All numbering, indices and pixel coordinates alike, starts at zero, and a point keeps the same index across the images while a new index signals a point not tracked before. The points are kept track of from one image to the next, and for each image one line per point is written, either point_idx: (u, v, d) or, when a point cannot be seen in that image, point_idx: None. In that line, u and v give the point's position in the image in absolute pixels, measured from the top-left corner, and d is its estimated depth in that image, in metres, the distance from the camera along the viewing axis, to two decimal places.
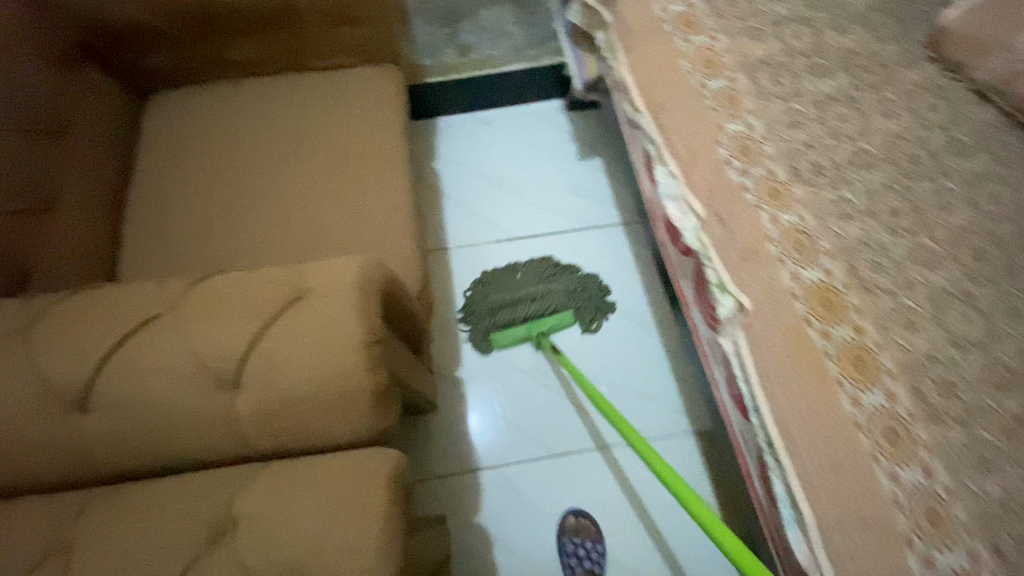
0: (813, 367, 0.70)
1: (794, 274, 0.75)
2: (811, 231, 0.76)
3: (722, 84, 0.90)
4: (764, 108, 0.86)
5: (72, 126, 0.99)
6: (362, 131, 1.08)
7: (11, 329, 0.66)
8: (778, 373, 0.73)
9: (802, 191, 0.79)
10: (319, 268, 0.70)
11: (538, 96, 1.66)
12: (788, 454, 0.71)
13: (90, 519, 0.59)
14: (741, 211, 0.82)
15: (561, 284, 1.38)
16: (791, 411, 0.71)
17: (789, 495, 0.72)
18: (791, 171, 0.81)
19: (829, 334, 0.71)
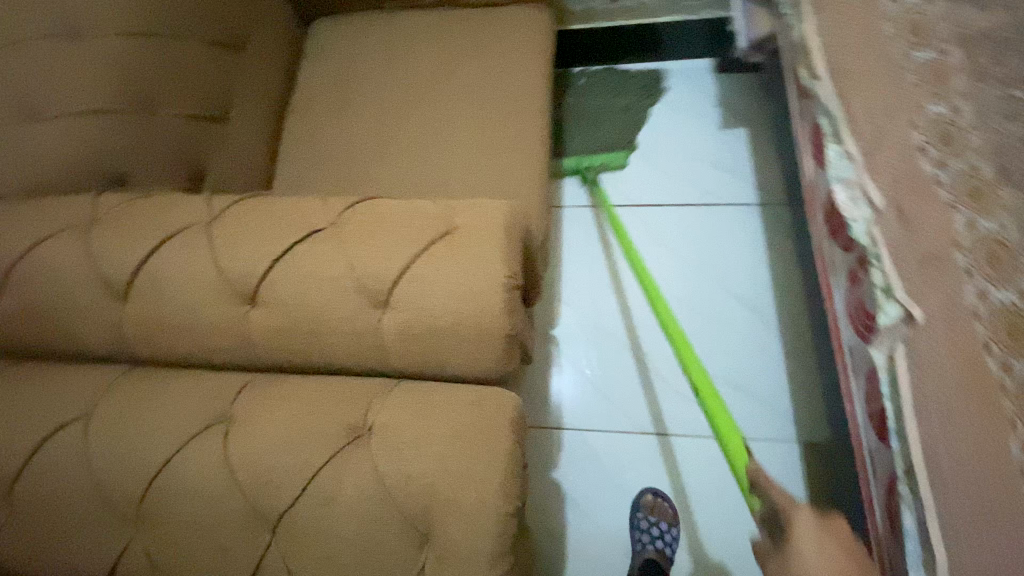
0: (985, 402, 0.56)
1: (981, 293, 0.60)
2: (1015, 245, 0.60)
3: (931, 56, 0.74)
4: (978, 91, 0.69)
5: (247, 44, 1.06)
6: (510, 71, 1.05)
7: (197, 220, 0.73)
8: (936, 392, 0.61)
9: (1013, 196, 0.63)
10: (467, 207, 0.70)
11: (685, 54, 1.53)
12: (926, 481, 0.61)
13: (247, 400, 0.65)
14: (931, 211, 0.67)
15: (616, 117, 1.49)
16: (944, 438, 0.59)
17: (920, 533, 0.65)
18: (1002, 170, 0.64)
19: (1012, 368, 0.56)
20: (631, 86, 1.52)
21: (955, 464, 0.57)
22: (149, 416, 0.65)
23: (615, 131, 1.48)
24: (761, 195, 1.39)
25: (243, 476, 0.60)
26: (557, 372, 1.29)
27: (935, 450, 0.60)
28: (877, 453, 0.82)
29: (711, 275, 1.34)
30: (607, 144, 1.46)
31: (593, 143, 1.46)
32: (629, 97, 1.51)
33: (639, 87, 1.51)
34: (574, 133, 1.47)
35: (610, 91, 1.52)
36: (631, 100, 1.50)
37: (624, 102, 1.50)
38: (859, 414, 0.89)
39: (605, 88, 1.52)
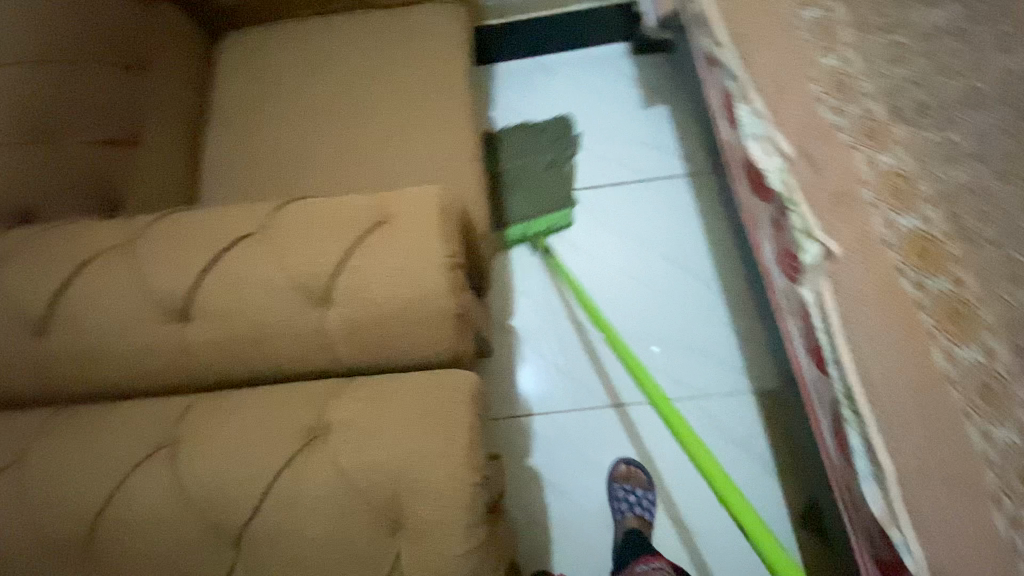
0: (907, 320, 0.61)
1: (889, 222, 0.66)
2: (911, 175, 0.67)
3: (818, 14, 0.81)
4: (862, 41, 0.77)
5: (151, 65, 1.01)
6: (430, 64, 1.04)
7: (115, 242, 0.70)
8: (863, 317, 0.65)
9: (904, 132, 0.69)
10: (400, 195, 0.69)
11: (600, 39, 1.58)
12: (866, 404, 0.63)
13: (191, 420, 0.62)
14: (834, 152, 0.72)
15: (545, 173, 1.42)
16: (876, 358, 0.63)
17: (868, 452, 0.67)
18: (892, 110, 0.71)
19: (924, 285, 0.62)
20: (545, 142, 1.47)
21: (884, 380, 0.61)
22: (87, 452, 0.61)
23: (552, 189, 1.40)
24: (688, 166, 1.46)
25: (196, 495, 0.58)
26: (522, 368, 1.30)
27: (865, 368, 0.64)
28: (819, 385, 0.87)
29: (651, 246, 1.39)
30: (549, 203, 1.38)
31: (533, 206, 1.37)
32: (550, 154, 1.45)
33: (553, 143, 1.47)
34: (512, 199, 1.36)
35: (531, 151, 1.46)
36: (552, 155, 1.45)
37: (547, 159, 1.44)
38: (798, 352, 0.94)
39: (522, 149, 1.45)
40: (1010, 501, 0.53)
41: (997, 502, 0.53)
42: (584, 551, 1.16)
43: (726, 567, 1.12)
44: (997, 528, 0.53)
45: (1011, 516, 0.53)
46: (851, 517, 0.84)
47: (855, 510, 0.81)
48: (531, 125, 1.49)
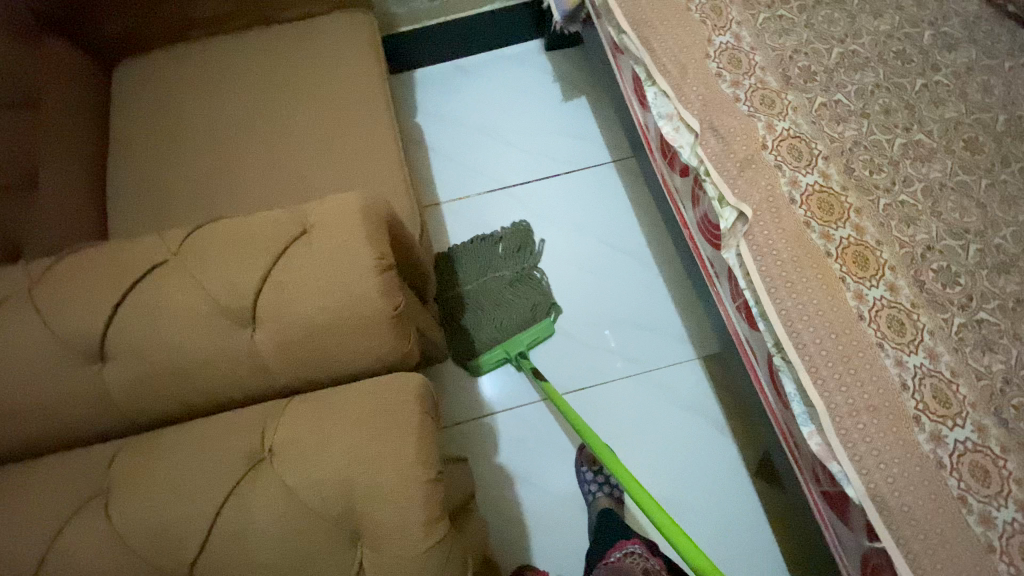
0: (820, 267, 0.82)
1: (793, 180, 0.90)
2: (806, 137, 0.93)
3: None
4: (751, 20, 1.03)
5: (44, 101, 0.94)
6: (342, 75, 1.03)
7: (16, 290, 0.65)
8: (782, 274, 0.83)
9: (795, 97, 0.96)
10: (321, 205, 0.68)
11: (513, 39, 1.62)
12: (793, 348, 0.79)
13: (122, 464, 0.59)
14: (740, 121, 0.94)
15: (512, 290, 1.31)
16: (795, 307, 0.80)
17: (801, 390, 0.79)
18: (783, 79, 0.98)
19: (829, 234, 0.85)
20: (504, 254, 1.36)
21: (810, 327, 0.79)
22: (12, 514, 0.56)
23: (524, 307, 1.29)
24: (612, 152, 1.51)
25: (138, 542, 0.55)
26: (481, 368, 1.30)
27: (793, 321, 0.80)
28: (752, 340, 0.93)
29: (587, 233, 1.43)
30: (523, 322, 1.27)
31: (505, 332, 1.26)
32: (510, 267, 1.34)
33: (512, 253, 1.36)
34: (480, 324, 1.26)
35: (493, 266, 1.34)
36: (514, 268, 1.34)
37: (510, 274, 1.33)
38: (731, 312, 1.00)
39: (480, 266, 1.34)
40: (929, 419, 0.73)
41: (919, 421, 0.73)
42: (562, 538, 1.17)
43: (715, 533, 1.16)
44: (921, 440, 0.73)
45: (931, 432, 0.73)
46: (796, 458, 0.90)
47: (800, 451, 0.87)
48: (485, 238, 1.38)
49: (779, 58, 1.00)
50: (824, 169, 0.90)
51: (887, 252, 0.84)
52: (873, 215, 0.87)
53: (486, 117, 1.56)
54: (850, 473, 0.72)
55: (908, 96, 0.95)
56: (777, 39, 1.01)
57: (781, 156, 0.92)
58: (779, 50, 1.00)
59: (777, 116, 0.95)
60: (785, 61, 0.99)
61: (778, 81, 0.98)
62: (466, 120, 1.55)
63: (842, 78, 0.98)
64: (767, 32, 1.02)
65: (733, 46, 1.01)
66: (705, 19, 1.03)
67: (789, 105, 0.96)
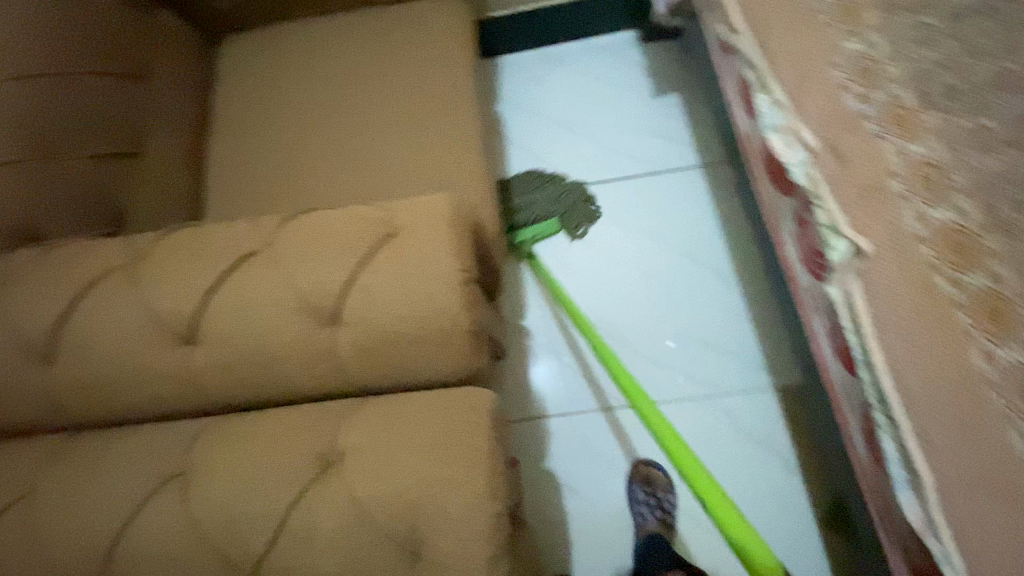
0: (944, 319, 0.59)
1: (921, 215, 0.64)
2: (943, 164, 0.65)
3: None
4: (887, 24, 0.75)
5: (150, 71, 0.99)
6: (433, 64, 1.01)
7: (117, 264, 0.68)
8: (897, 320, 0.62)
9: (933, 118, 0.68)
10: (408, 206, 0.67)
11: (607, 28, 1.53)
12: (902, 409, 0.60)
13: (202, 447, 0.60)
14: (862, 143, 0.70)
15: (544, 213, 1.32)
16: (913, 360, 0.60)
17: (903, 457, 0.62)
18: (920, 96, 0.70)
19: (960, 281, 0.60)
20: (541, 181, 1.35)
21: (921, 385, 0.59)
22: (95, 484, 0.59)
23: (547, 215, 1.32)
24: (701, 157, 1.41)
25: (211, 528, 0.56)
26: (535, 366, 1.26)
27: (903, 376, 0.60)
28: (849, 388, 0.82)
29: (665, 242, 1.34)
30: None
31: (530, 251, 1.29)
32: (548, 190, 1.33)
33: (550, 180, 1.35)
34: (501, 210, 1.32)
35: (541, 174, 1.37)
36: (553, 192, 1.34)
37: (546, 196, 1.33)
38: (826, 352, 0.88)
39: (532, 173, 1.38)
40: None
41: None
42: (604, 558, 1.12)
43: None
44: None
45: None
46: (882, 521, 0.79)
47: (890, 517, 0.75)
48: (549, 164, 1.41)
49: (918, 71, 0.71)
50: (961, 204, 0.63)
51: None
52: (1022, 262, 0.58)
53: (571, 110, 1.49)
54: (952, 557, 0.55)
55: None
56: (918, 49, 0.72)
57: (909, 186, 0.66)
58: (918, 61, 0.71)
59: (910, 139, 0.68)
60: (926, 75, 0.70)
61: (916, 98, 0.70)
62: (551, 112, 1.49)
63: (992, 101, 0.67)
64: (905, 40, 0.73)
65: (863, 54, 0.75)
66: (832, 23, 0.79)
67: (926, 127, 0.68)
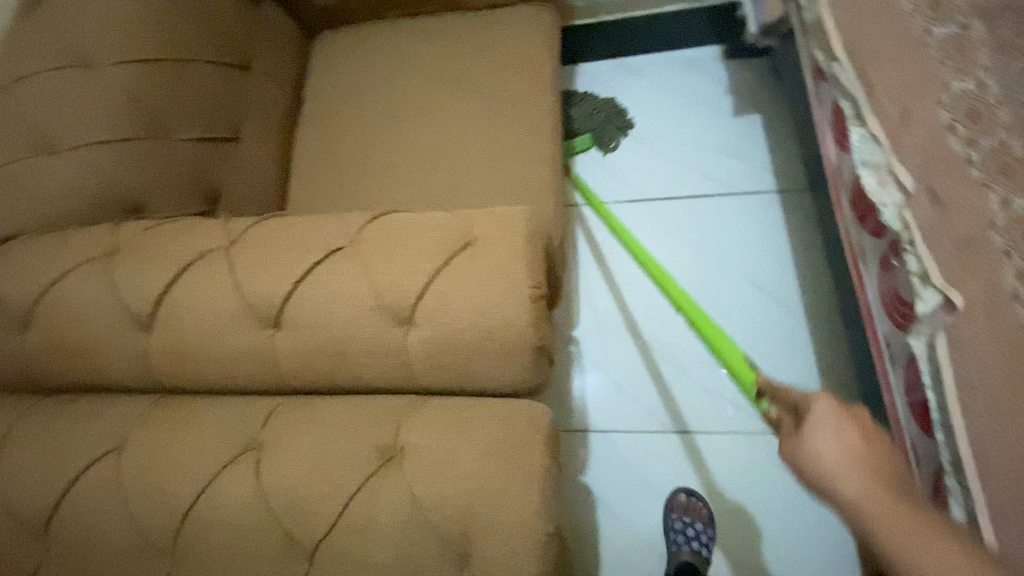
0: None
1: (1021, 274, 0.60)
2: None
3: (952, 31, 0.73)
4: (1003, 65, 0.70)
5: (255, 63, 1.05)
6: (516, 72, 1.02)
7: (214, 245, 0.73)
8: (982, 385, 0.60)
9: None
10: (485, 216, 0.68)
11: (692, 43, 1.50)
12: (978, 478, 0.60)
13: (275, 425, 0.64)
14: (964, 190, 0.67)
15: (581, 123, 1.41)
16: (993, 429, 0.59)
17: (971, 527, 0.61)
18: None
19: None
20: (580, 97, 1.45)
21: (1003, 462, 0.57)
22: (177, 447, 0.64)
23: (581, 129, 1.41)
24: (778, 183, 1.35)
25: (278, 503, 0.60)
26: (580, 377, 1.24)
27: (982, 447, 0.59)
28: (919, 450, 0.75)
29: (731, 268, 1.30)
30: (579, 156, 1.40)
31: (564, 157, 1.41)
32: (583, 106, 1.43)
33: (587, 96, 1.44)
34: None
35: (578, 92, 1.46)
36: (588, 108, 1.43)
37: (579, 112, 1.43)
38: (898, 406, 0.81)
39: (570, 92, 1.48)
40: None
41: None
42: None
43: None
44: None
45: None
46: None
47: None
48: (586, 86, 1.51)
49: None
50: None
51: None
52: None
53: (646, 124, 1.47)
54: None
55: None
56: None
57: (1014, 243, 0.62)
58: None
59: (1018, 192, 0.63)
60: None
61: None
62: (625, 124, 1.48)
63: None
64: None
65: (974, 95, 0.69)
66: (942, 61, 0.72)
67: None
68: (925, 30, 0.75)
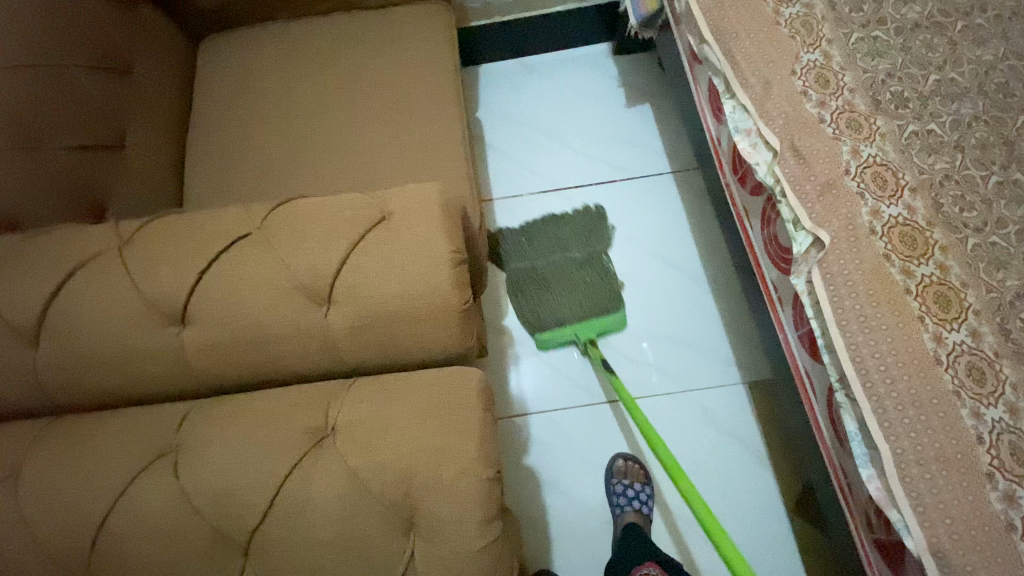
0: (900, 306, 0.72)
1: (875, 210, 0.78)
2: (894, 166, 0.81)
3: (799, 10, 0.92)
4: (843, 38, 0.89)
5: (135, 68, 0.99)
6: (418, 64, 1.03)
7: (105, 249, 0.68)
8: (855, 307, 0.72)
9: (884, 123, 0.84)
10: (399, 192, 0.69)
11: (581, 40, 1.59)
12: (861, 387, 0.69)
13: (191, 427, 0.61)
14: (821, 144, 0.82)
15: (594, 279, 1.25)
16: (867, 339, 0.71)
17: (864, 431, 0.69)
18: (872, 103, 0.85)
19: (912, 270, 0.74)
20: (579, 236, 1.34)
21: (878, 361, 0.69)
22: (81, 464, 0.59)
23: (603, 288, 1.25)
24: (673, 163, 1.47)
25: (204, 504, 0.56)
26: (514, 367, 1.27)
27: (862, 357, 0.70)
28: (813, 373, 0.84)
29: (640, 243, 1.39)
30: (586, 304, 1.22)
31: (569, 306, 1.22)
32: (583, 249, 1.31)
33: (586, 235, 1.34)
34: (555, 298, 1.23)
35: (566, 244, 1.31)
36: (584, 253, 1.30)
37: (581, 255, 1.30)
38: (791, 339, 0.90)
39: (552, 243, 1.31)
40: (1002, 477, 0.65)
41: (992, 478, 0.65)
42: (586, 547, 1.13)
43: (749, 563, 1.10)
44: (988, 496, 0.64)
45: (1004, 492, 0.64)
46: (849, 500, 0.81)
47: (853, 493, 0.79)
48: (555, 219, 1.35)
49: (871, 80, 0.87)
50: (910, 202, 0.78)
51: (972, 295, 0.73)
52: (961, 256, 0.75)
53: (549, 117, 1.54)
54: (910, 523, 0.63)
55: (1009, 131, 0.82)
56: (870, 61, 0.88)
57: (865, 187, 0.80)
58: (874, 71, 0.87)
59: (863, 141, 0.82)
60: (878, 83, 0.86)
61: (867, 104, 0.85)
62: (529, 119, 1.54)
63: (937, 108, 0.84)
64: (859, 53, 0.88)
65: (821, 65, 0.88)
66: (793, 36, 0.90)
67: (878, 131, 0.83)
68: (777, 10, 0.92)
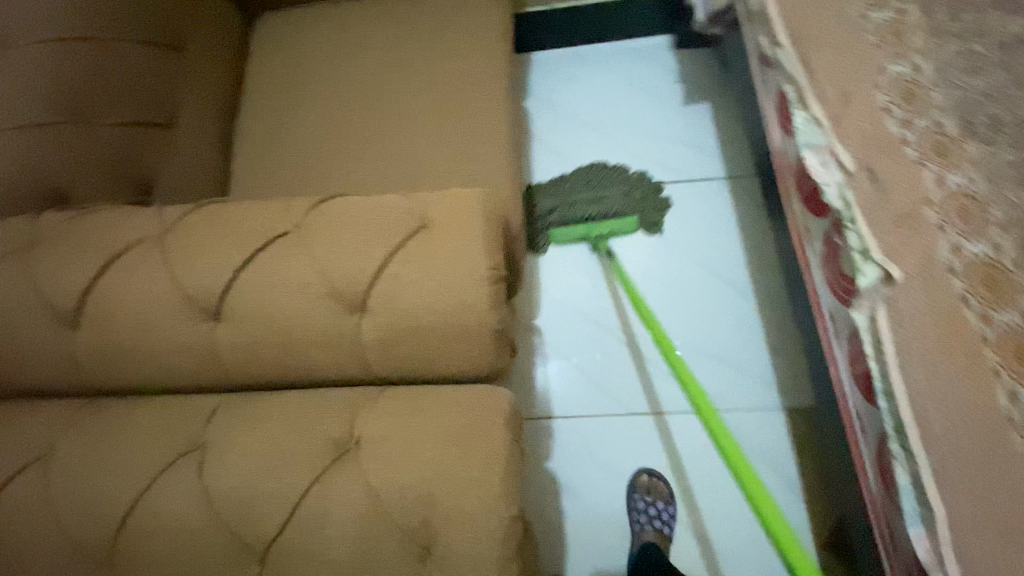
0: (970, 359, 0.58)
1: (956, 246, 0.62)
2: (982, 195, 0.63)
3: (888, 16, 0.77)
4: (938, 47, 0.73)
5: (189, 44, 0.98)
6: (468, 55, 0.99)
7: (147, 235, 0.68)
8: (920, 353, 0.61)
9: (977, 148, 0.66)
10: (439, 198, 0.66)
11: (642, 31, 1.51)
12: (918, 441, 0.60)
13: (218, 424, 0.60)
14: (896, 166, 0.69)
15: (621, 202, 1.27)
16: (928, 389, 0.59)
17: (917, 487, 0.61)
18: (964, 123, 0.67)
19: (992, 319, 0.58)
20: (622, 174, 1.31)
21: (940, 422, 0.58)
22: (110, 452, 0.59)
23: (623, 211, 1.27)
24: (728, 169, 1.38)
25: (226, 508, 0.56)
26: (543, 364, 1.24)
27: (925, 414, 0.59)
28: (866, 417, 0.77)
29: (687, 252, 1.32)
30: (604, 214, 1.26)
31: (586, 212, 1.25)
32: (619, 175, 1.31)
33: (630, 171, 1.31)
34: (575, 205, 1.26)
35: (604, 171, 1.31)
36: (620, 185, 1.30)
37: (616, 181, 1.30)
38: (844, 377, 0.83)
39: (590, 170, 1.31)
40: None
41: None
42: (602, 561, 1.10)
43: None
44: None
45: None
46: (891, 556, 0.74)
47: (896, 550, 0.72)
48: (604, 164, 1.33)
49: (966, 98, 0.69)
50: (1001, 238, 0.61)
51: None
52: None
53: (601, 111, 1.47)
54: None
55: None
56: (966, 75, 0.70)
57: (948, 218, 0.64)
58: (966, 88, 0.69)
59: (952, 168, 0.66)
60: (973, 102, 0.68)
61: (959, 125, 0.68)
62: (581, 112, 1.47)
63: None
64: (955, 65, 0.71)
65: (909, 80, 0.72)
66: (878, 45, 0.75)
67: (969, 155, 0.66)
68: (862, 14, 0.78)
